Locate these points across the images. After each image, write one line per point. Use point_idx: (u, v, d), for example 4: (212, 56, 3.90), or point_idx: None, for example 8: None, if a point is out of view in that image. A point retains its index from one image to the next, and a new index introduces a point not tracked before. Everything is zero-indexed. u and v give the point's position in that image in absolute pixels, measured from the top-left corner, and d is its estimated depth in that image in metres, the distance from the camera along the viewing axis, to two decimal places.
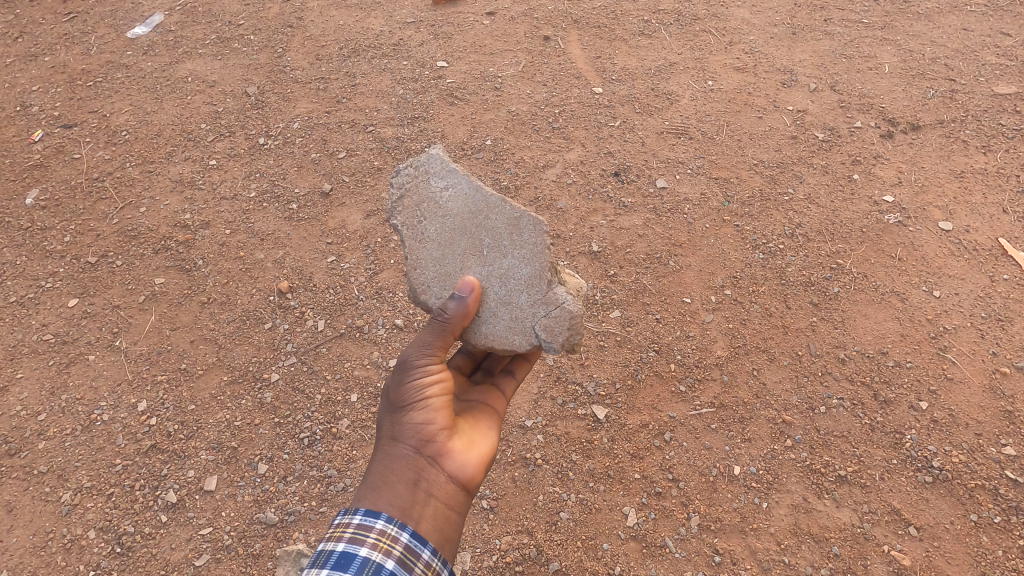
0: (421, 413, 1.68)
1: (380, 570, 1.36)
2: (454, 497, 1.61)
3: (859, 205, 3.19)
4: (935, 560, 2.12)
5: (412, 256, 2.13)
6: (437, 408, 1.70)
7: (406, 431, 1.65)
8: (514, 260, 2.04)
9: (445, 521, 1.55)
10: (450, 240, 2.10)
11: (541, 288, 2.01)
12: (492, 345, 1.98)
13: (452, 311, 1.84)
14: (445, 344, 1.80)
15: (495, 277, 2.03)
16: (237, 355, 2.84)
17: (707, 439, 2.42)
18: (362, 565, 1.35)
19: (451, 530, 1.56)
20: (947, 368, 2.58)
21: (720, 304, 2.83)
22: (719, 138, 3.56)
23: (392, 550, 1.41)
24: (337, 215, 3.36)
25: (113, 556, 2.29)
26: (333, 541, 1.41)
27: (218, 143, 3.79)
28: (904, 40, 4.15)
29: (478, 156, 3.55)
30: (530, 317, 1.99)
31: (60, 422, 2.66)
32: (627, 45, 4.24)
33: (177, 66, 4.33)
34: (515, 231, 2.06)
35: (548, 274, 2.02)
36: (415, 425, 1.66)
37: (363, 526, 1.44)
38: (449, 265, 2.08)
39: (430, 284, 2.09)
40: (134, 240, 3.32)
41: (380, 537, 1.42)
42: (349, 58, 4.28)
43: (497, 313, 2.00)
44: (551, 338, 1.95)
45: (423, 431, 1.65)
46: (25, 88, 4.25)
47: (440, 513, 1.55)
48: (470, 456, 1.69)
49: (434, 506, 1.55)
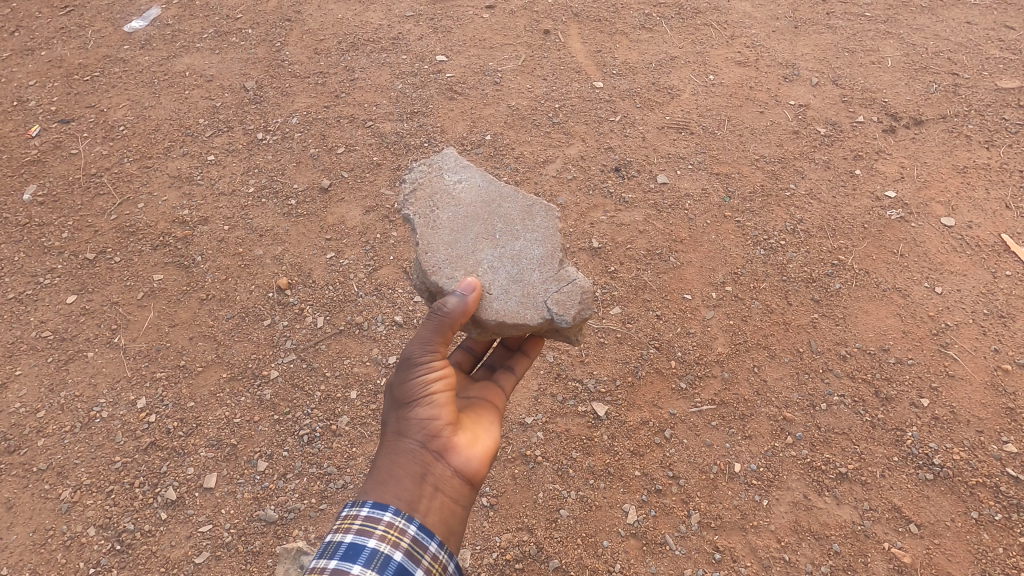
0: (425, 409, 1.67)
1: (388, 562, 1.35)
2: (459, 491, 1.60)
3: (861, 201, 3.17)
4: (935, 557, 2.12)
5: (423, 241, 2.11)
6: (441, 404, 1.69)
7: (412, 427, 1.64)
8: (527, 242, 2.14)
9: (450, 515, 1.55)
10: (463, 225, 2.16)
11: (552, 267, 2.09)
12: (503, 319, 1.94)
13: (451, 306, 1.80)
14: (446, 340, 1.77)
15: (508, 257, 2.09)
16: (236, 352, 2.83)
17: (708, 436, 2.42)
18: (371, 556, 1.35)
19: (456, 524, 1.55)
20: (948, 365, 2.57)
21: (721, 300, 2.82)
22: (720, 133, 3.54)
23: (400, 542, 1.40)
24: (336, 211, 3.34)
25: (113, 553, 2.29)
26: (341, 533, 1.40)
27: (216, 139, 3.77)
28: (907, 34, 4.11)
29: (478, 151, 3.53)
30: (542, 293, 2.02)
31: (59, 418, 2.66)
32: (627, 39, 4.21)
33: (175, 61, 4.30)
34: (527, 217, 2.21)
35: (559, 254, 2.12)
36: (420, 420, 1.65)
37: (371, 519, 1.43)
38: (461, 247, 2.11)
39: (441, 265, 2.06)
40: (132, 236, 3.30)
41: (388, 529, 1.42)
42: (347, 52, 4.25)
43: (509, 289, 2.01)
44: (564, 311, 1.97)
45: (428, 426, 1.64)
46: (22, 82, 4.22)
47: (446, 507, 1.55)
48: (475, 451, 1.68)
49: (440, 499, 1.55)
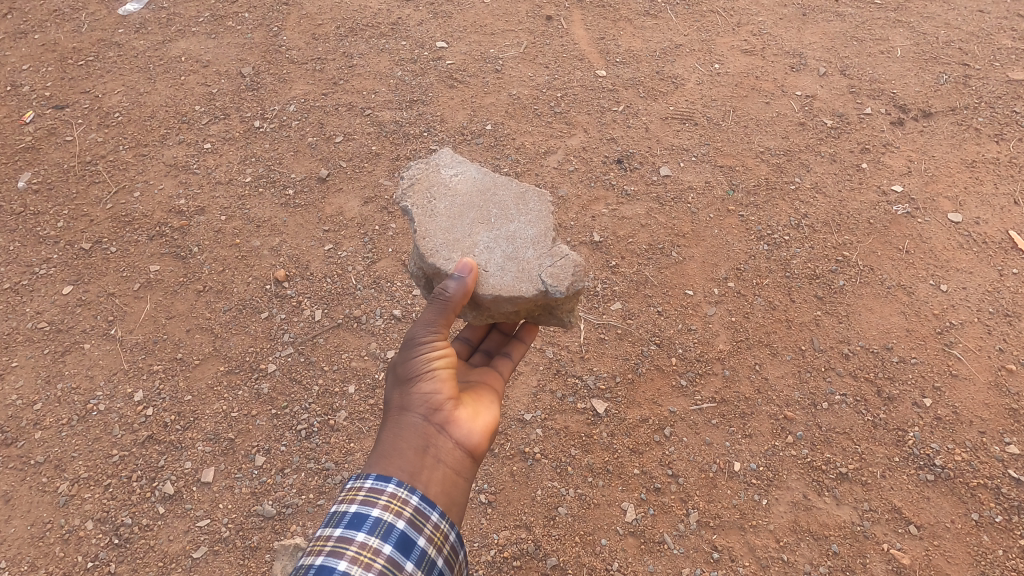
0: (427, 384, 1.65)
1: (391, 530, 1.34)
2: (461, 463, 1.58)
3: (868, 195, 3.13)
4: (934, 559, 2.11)
5: (420, 229, 2.08)
6: (443, 380, 1.67)
7: (415, 403, 1.61)
8: (521, 224, 2.11)
9: (452, 486, 1.52)
10: (459, 213, 2.13)
11: (546, 244, 2.05)
12: (499, 293, 1.91)
13: (453, 289, 1.77)
14: (448, 322, 1.76)
15: (502, 238, 2.06)
16: (233, 345, 2.81)
17: (708, 434, 2.41)
18: (374, 525, 1.33)
19: (458, 495, 1.53)
20: (952, 365, 2.55)
21: (723, 296, 2.79)
22: (724, 124, 3.48)
23: (403, 511, 1.38)
24: (335, 201, 3.30)
25: (111, 547, 2.28)
26: (346, 502, 1.39)
27: (213, 126, 3.71)
28: (918, 22, 4.03)
29: (478, 141, 3.48)
30: (536, 268, 1.98)
31: (55, 411, 2.64)
32: (632, 25, 4.13)
33: (170, 45, 4.22)
34: (521, 202, 2.18)
35: (553, 233, 2.09)
36: (422, 395, 1.62)
37: (375, 489, 1.41)
38: (458, 232, 2.07)
39: (439, 249, 2.02)
40: (128, 226, 3.27)
41: (391, 499, 1.40)
42: (346, 37, 4.17)
43: (504, 267, 1.98)
44: (557, 283, 1.93)
45: (431, 400, 1.62)
46: (15, 66, 4.15)
47: (448, 478, 1.52)
48: (476, 425, 1.66)
49: (442, 470, 1.52)
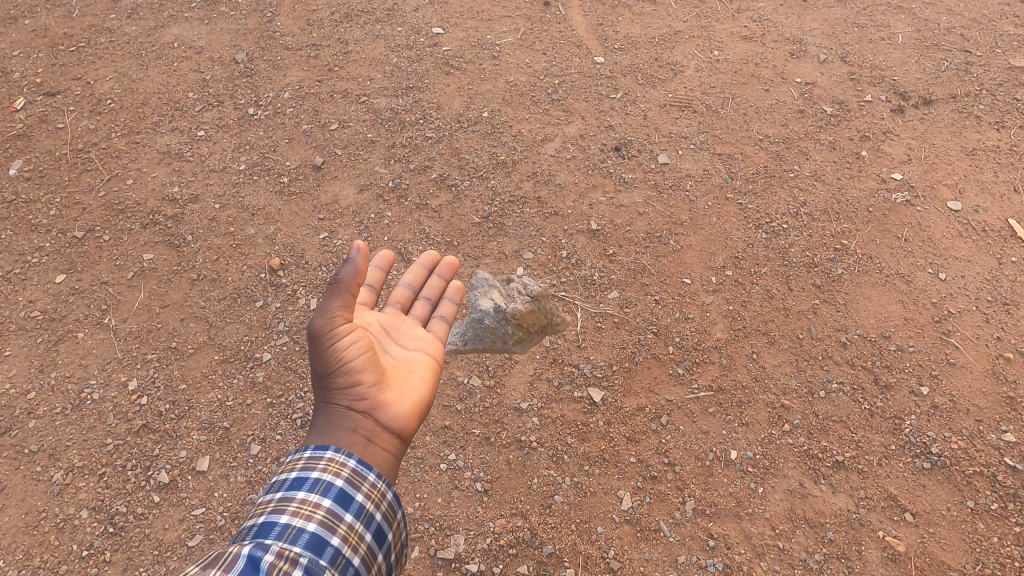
0: (346, 376, 1.62)
1: (330, 488, 1.39)
2: (393, 439, 1.59)
3: (867, 183, 3.10)
4: (929, 546, 2.11)
5: None
6: (362, 368, 1.64)
7: (336, 393, 1.60)
8: None
9: (387, 460, 1.54)
10: None
11: None
12: None
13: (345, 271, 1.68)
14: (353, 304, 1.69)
15: None
16: (228, 334, 2.79)
17: (704, 422, 2.40)
18: (313, 484, 1.38)
19: (395, 470, 1.55)
20: (950, 353, 2.54)
21: (720, 285, 2.77)
22: (723, 112, 3.45)
23: (341, 470, 1.43)
24: (330, 189, 3.27)
25: (106, 536, 2.27)
26: (285, 471, 1.43)
27: (206, 113, 3.67)
28: (919, 9, 3.99)
29: (474, 129, 3.44)
30: None
31: (49, 400, 2.62)
32: (630, 11, 4.07)
33: (162, 31, 4.16)
34: None
35: None
36: (342, 387, 1.60)
37: (314, 456, 1.46)
38: None
39: None
40: (121, 214, 3.24)
41: (329, 462, 1.44)
42: (341, 23, 4.12)
43: None
44: None
45: (351, 389, 1.60)
46: (5, 52, 4.09)
47: (382, 455, 1.54)
48: (404, 403, 1.66)
49: (374, 452, 1.53)
